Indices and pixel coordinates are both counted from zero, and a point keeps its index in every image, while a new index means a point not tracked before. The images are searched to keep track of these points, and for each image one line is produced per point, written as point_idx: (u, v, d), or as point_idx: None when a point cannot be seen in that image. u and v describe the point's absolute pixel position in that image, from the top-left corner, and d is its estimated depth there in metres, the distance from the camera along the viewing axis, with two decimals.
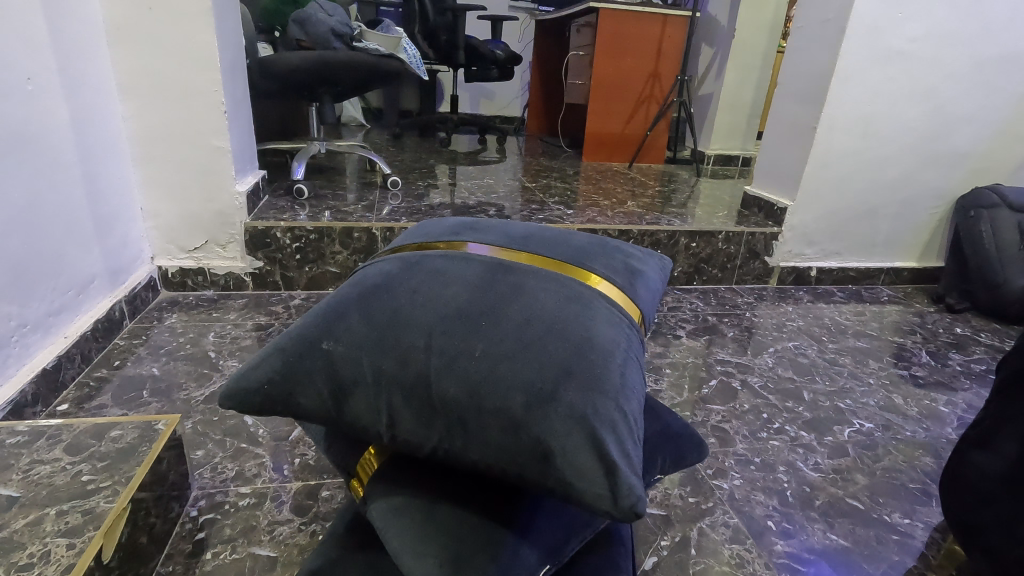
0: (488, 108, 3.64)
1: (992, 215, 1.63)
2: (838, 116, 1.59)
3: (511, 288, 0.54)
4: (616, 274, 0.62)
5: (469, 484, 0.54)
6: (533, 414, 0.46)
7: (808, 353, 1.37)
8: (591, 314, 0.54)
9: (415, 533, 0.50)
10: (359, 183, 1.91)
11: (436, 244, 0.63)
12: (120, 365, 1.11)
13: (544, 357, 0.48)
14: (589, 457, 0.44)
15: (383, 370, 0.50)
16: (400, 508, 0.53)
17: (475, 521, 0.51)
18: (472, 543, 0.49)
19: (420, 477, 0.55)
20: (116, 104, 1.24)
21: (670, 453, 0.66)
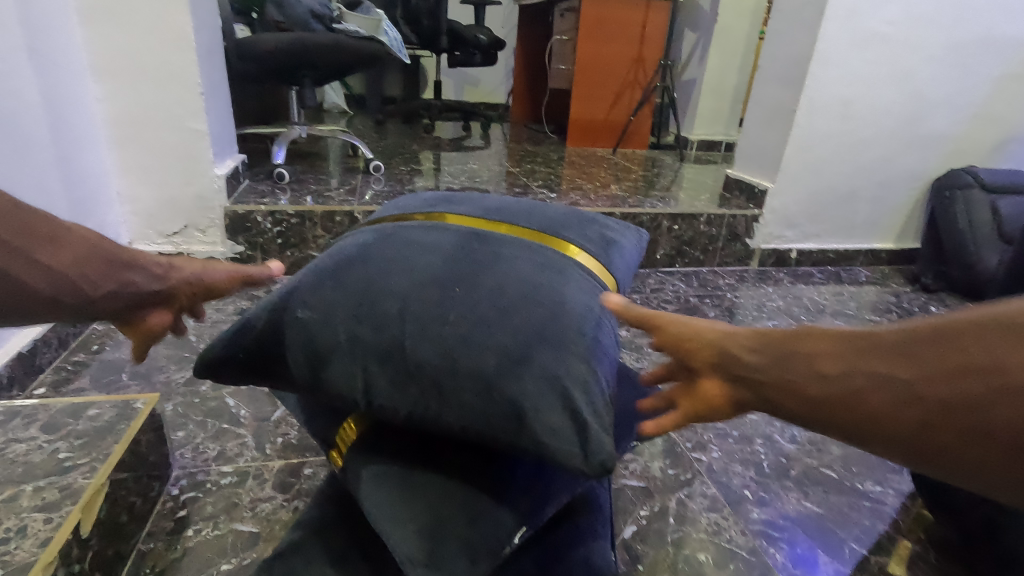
0: (472, 94, 3.62)
1: (967, 195, 1.65)
2: (817, 99, 1.60)
3: (487, 256, 0.55)
4: (592, 245, 0.62)
5: (447, 449, 0.55)
6: (506, 377, 0.47)
7: (787, 331, 1.40)
8: (566, 281, 0.54)
9: (395, 499, 0.51)
10: (341, 168, 1.89)
11: (413, 216, 0.62)
12: (99, 349, 1.10)
13: (518, 322, 0.49)
14: (561, 417, 0.46)
15: (359, 337, 0.50)
16: (380, 474, 0.53)
17: (454, 484, 0.52)
18: (452, 505, 0.50)
19: (400, 442, 0.56)
20: (89, 86, 1.22)
21: None
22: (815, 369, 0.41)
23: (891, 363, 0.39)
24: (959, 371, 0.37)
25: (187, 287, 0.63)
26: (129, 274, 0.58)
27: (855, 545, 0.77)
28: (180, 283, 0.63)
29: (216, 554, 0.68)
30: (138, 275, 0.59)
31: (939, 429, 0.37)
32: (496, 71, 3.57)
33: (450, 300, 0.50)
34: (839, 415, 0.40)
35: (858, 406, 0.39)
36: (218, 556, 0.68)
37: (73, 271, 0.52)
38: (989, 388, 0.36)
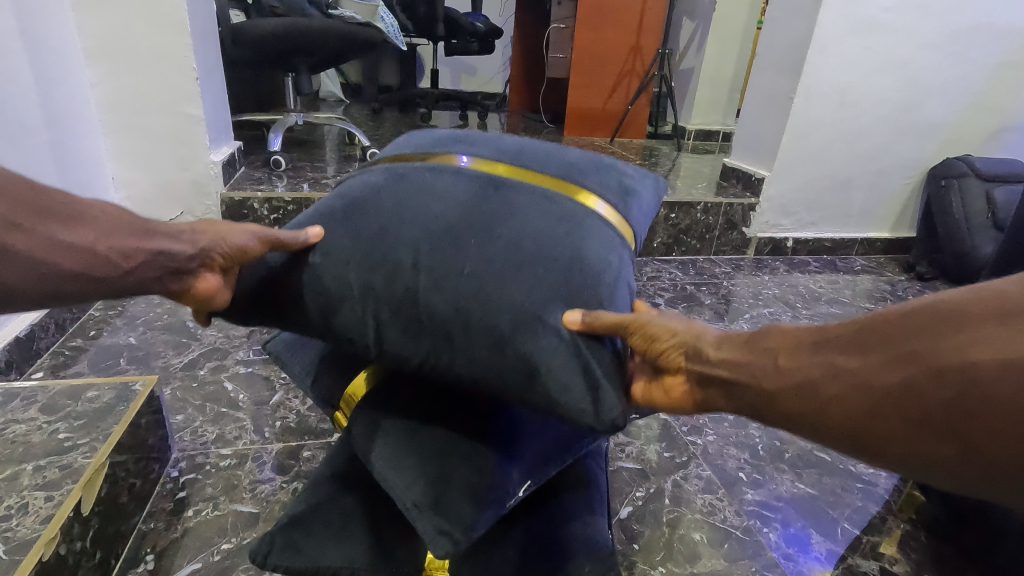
0: (469, 83, 3.60)
1: (962, 183, 1.66)
2: (815, 86, 1.60)
3: (501, 206, 0.54)
4: (609, 193, 0.62)
5: (453, 407, 0.55)
6: (519, 334, 0.48)
7: (782, 319, 1.41)
8: (583, 233, 0.54)
9: (405, 448, 0.52)
10: (338, 156, 1.89)
11: (415, 155, 0.62)
12: (96, 335, 1.10)
13: (535, 276, 0.49)
14: (575, 373, 0.47)
15: (371, 285, 0.51)
16: (386, 426, 0.54)
17: (462, 435, 0.52)
18: (459, 454, 0.51)
19: (408, 397, 0.56)
20: (83, 70, 1.21)
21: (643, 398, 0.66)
22: (771, 361, 0.45)
23: (842, 352, 0.41)
24: (900, 357, 0.38)
25: (221, 247, 0.53)
26: (154, 240, 0.52)
27: (847, 525, 0.78)
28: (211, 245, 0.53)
29: (216, 534, 0.69)
30: (163, 240, 0.52)
31: (874, 415, 0.38)
32: (493, 59, 3.54)
33: (465, 249, 0.51)
34: (781, 399, 0.43)
35: (798, 392, 0.42)
36: (218, 536, 0.69)
37: (87, 245, 0.48)
38: (910, 374, 0.37)
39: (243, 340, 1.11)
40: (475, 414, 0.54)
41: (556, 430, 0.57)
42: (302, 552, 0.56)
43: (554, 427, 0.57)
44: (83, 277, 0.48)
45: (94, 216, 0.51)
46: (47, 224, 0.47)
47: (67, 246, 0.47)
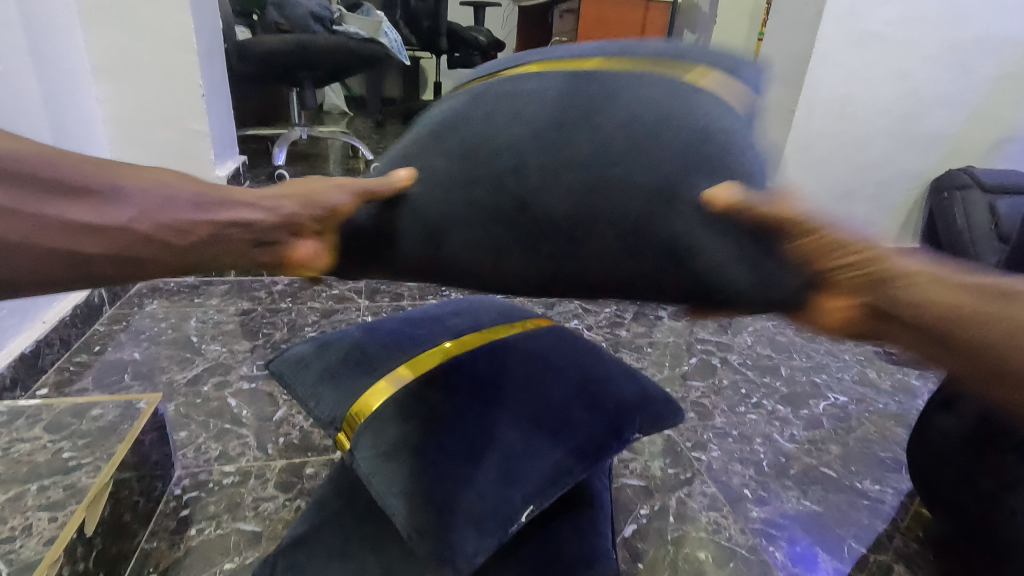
0: None
1: (965, 196, 1.65)
2: (814, 97, 1.62)
3: (607, 90, 0.46)
4: (722, 60, 0.52)
5: (452, 431, 0.55)
6: (663, 218, 0.43)
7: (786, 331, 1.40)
8: (706, 105, 0.46)
9: (405, 475, 0.53)
10: (342, 170, 1.90)
11: (484, 74, 0.52)
12: (101, 350, 1.10)
13: (670, 160, 0.43)
14: (753, 258, 0.41)
15: (479, 202, 0.45)
16: (387, 451, 0.54)
17: (463, 462, 0.53)
18: (459, 482, 0.52)
19: (410, 417, 0.56)
20: (90, 88, 1.22)
21: (648, 414, 0.63)
22: (994, 293, 0.35)
23: None
24: None
25: (317, 211, 0.46)
26: (223, 210, 0.41)
27: (854, 543, 0.78)
28: (301, 213, 0.45)
29: (219, 554, 0.69)
30: (240, 210, 0.42)
31: None
32: (496, 72, 3.57)
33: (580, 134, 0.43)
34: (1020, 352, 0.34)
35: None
36: (221, 555, 0.68)
37: (131, 225, 0.37)
38: None
39: (247, 355, 1.11)
40: (476, 439, 0.55)
41: (562, 447, 0.56)
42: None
43: (560, 443, 0.56)
44: (137, 260, 0.37)
45: (128, 190, 0.38)
46: (73, 206, 0.35)
47: (90, 230, 0.35)
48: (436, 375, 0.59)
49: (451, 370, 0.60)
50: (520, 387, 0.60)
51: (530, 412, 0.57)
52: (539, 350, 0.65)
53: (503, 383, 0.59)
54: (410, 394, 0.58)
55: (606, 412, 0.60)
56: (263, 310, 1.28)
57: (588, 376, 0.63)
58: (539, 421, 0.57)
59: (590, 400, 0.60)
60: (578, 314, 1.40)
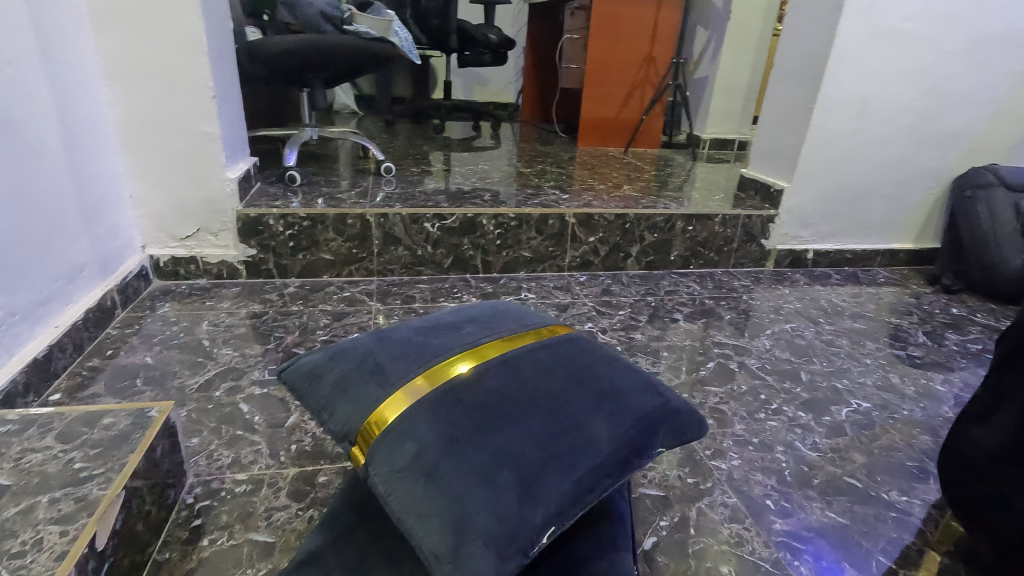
0: (482, 94, 3.61)
1: (988, 195, 1.61)
2: (834, 96, 1.57)
3: None
4: None
5: (471, 449, 0.53)
6: None
7: (805, 334, 1.37)
8: None
9: (421, 494, 0.51)
10: (352, 170, 1.89)
11: None
12: (113, 355, 1.10)
13: None
14: None
15: None
16: (403, 468, 0.53)
17: (481, 481, 0.51)
18: (477, 501, 0.50)
19: (427, 433, 0.54)
20: (102, 91, 1.22)
21: (670, 426, 0.61)
22: None
23: None
24: None
25: None
26: None
27: (882, 557, 0.75)
28: None
29: (232, 566, 0.67)
30: None
31: None
32: (505, 70, 3.55)
33: None
34: None
35: None
36: (234, 567, 0.67)
37: None
38: None
39: (258, 359, 1.11)
40: (494, 456, 0.53)
41: (583, 465, 0.54)
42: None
43: (581, 459, 0.54)
44: None
45: None
46: None
47: None
48: (452, 388, 0.58)
49: (467, 382, 0.59)
50: (536, 402, 0.58)
51: (548, 428, 0.56)
52: (557, 361, 0.63)
53: (520, 398, 0.58)
54: (426, 407, 0.56)
55: (627, 426, 0.58)
56: (275, 314, 1.28)
57: (607, 390, 0.61)
58: (558, 436, 0.55)
59: (610, 414, 0.58)
60: (592, 317, 1.38)
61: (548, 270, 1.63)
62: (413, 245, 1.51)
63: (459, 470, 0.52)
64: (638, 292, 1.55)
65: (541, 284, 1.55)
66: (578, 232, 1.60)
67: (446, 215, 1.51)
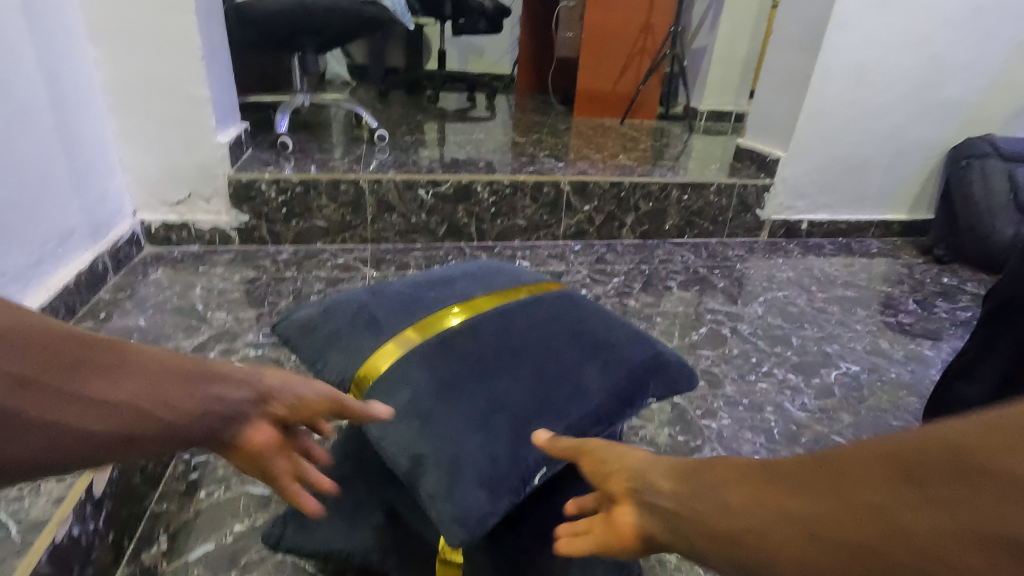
0: (477, 65, 3.53)
1: (983, 164, 1.61)
2: (832, 64, 1.56)
3: None
4: None
5: (465, 395, 0.54)
6: None
7: (797, 302, 1.38)
8: None
9: (415, 437, 0.52)
10: (345, 138, 1.86)
11: None
12: (106, 318, 1.09)
13: None
14: None
15: None
16: (397, 413, 0.53)
17: (475, 425, 0.52)
18: (471, 444, 0.51)
19: (420, 381, 0.55)
20: (88, 51, 1.19)
21: (661, 379, 0.62)
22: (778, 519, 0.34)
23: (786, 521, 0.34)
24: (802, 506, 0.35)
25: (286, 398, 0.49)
26: (214, 386, 0.44)
27: None
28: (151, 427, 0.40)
29: (229, 516, 0.69)
30: (223, 386, 0.45)
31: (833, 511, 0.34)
32: (501, 40, 3.47)
33: None
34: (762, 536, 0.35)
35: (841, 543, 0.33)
36: (230, 517, 0.69)
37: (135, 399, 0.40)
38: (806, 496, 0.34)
39: (252, 323, 1.11)
40: (488, 402, 0.54)
41: (574, 412, 0.55)
42: (330, 541, 0.58)
43: (574, 406, 0.55)
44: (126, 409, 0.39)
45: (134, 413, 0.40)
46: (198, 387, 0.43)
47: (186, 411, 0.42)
48: (447, 338, 0.58)
49: (460, 333, 0.59)
50: (531, 351, 0.58)
51: (542, 376, 0.56)
52: (549, 315, 0.64)
53: (515, 347, 0.58)
54: (418, 356, 0.57)
55: (619, 376, 0.59)
56: (269, 279, 1.27)
57: (599, 342, 0.61)
58: (552, 384, 0.56)
59: (602, 364, 0.59)
60: (586, 284, 1.38)
61: (542, 239, 1.62)
62: (407, 212, 1.50)
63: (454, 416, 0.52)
64: (632, 261, 1.55)
65: (536, 253, 1.55)
66: (573, 200, 1.59)
67: (441, 182, 1.49)
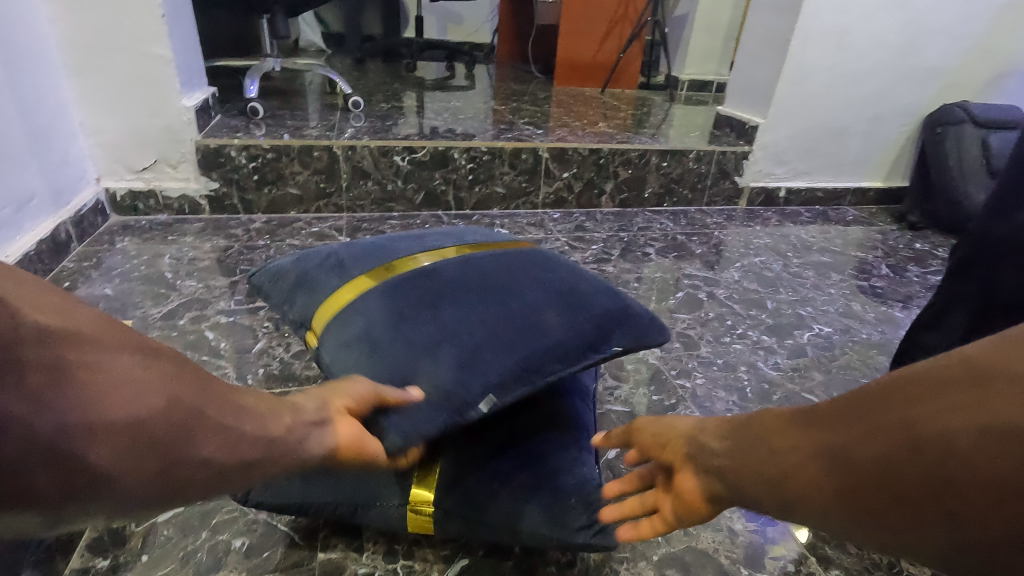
0: (455, 34, 3.44)
1: (958, 130, 1.63)
2: (812, 28, 1.55)
3: None
4: None
5: (418, 327, 0.55)
6: None
7: (773, 267, 1.40)
8: None
9: (364, 363, 0.54)
10: (319, 105, 1.81)
11: None
12: (71, 287, 1.07)
13: None
14: None
15: None
16: (350, 340, 0.55)
17: (423, 353, 0.53)
18: (419, 370, 0.52)
19: (376, 312, 0.56)
20: (40, 6, 1.13)
21: (630, 329, 0.61)
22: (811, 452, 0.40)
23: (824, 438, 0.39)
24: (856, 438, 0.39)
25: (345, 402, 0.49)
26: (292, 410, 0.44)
27: None
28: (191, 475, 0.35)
29: None
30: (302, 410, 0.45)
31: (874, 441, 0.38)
32: (480, 7, 3.39)
33: None
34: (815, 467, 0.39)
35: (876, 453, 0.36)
36: None
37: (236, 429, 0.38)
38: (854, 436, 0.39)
39: (224, 290, 1.09)
40: (439, 331, 0.55)
41: (528, 350, 0.54)
42: (302, 489, 0.58)
43: (529, 342, 0.55)
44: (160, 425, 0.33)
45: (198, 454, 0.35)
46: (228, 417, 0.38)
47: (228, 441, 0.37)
48: (410, 278, 0.59)
49: (421, 275, 0.60)
50: (491, 292, 0.59)
51: (499, 314, 0.57)
52: (519, 265, 0.63)
53: (476, 288, 0.59)
54: (377, 291, 0.58)
55: (583, 321, 0.58)
56: (240, 247, 1.24)
57: (567, 291, 0.61)
58: (509, 324, 0.56)
59: (566, 309, 0.59)
60: (564, 251, 1.38)
61: (521, 207, 1.61)
62: (383, 179, 1.47)
63: (404, 342, 0.54)
64: (611, 228, 1.55)
65: (514, 221, 1.53)
66: (552, 167, 1.58)
67: (417, 148, 1.46)
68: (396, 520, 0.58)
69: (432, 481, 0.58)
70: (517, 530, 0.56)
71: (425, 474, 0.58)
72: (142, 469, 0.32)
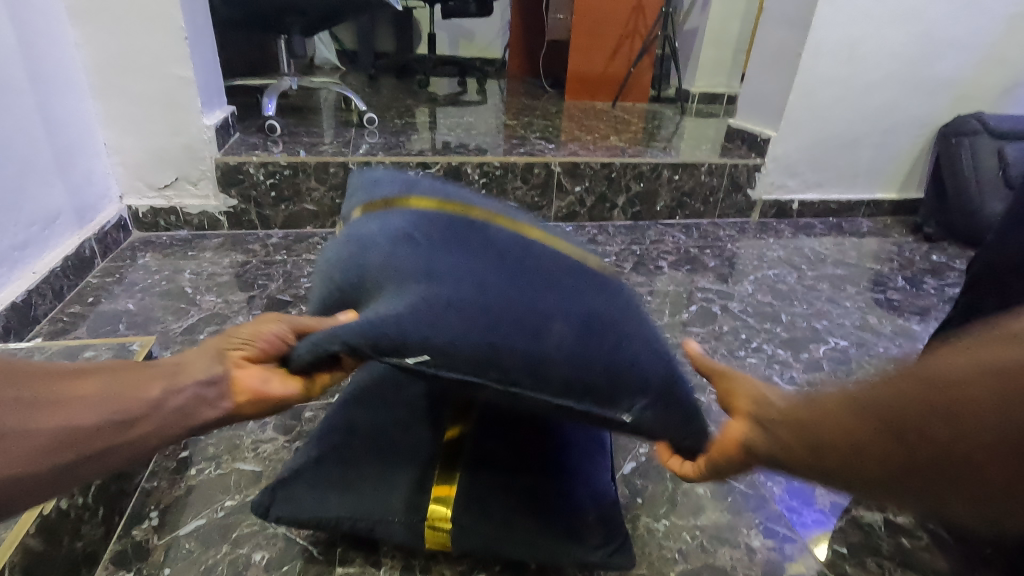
0: (467, 50, 3.49)
1: (972, 141, 1.62)
2: (824, 40, 1.55)
3: None
4: None
5: (406, 257, 0.54)
6: None
7: (787, 280, 1.39)
8: None
9: (353, 259, 0.57)
10: (335, 122, 1.84)
11: None
12: (95, 302, 1.09)
13: None
14: None
15: None
16: (361, 234, 0.60)
17: (396, 282, 0.53)
18: (385, 294, 0.52)
19: (389, 227, 0.58)
20: (68, 31, 1.17)
21: (661, 398, 0.51)
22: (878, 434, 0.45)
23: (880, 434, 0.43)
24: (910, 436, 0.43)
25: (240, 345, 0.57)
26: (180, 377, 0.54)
27: None
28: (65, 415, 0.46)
29: (219, 492, 0.69)
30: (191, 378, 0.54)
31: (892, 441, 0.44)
32: (491, 23, 3.44)
33: None
34: None
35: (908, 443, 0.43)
36: (221, 493, 0.69)
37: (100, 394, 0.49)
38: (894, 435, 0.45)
39: (243, 305, 1.11)
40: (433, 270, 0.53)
41: (502, 334, 0.49)
42: (320, 505, 0.58)
43: (518, 335, 0.49)
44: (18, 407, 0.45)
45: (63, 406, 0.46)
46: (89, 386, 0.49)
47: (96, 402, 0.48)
48: (451, 224, 0.58)
49: (456, 223, 0.59)
50: (523, 275, 0.54)
51: (498, 294, 0.51)
52: (562, 276, 0.56)
53: (507, 263, 0.55)
54: (409, 211, 0.60)
55: (601, 344, 0.50)
56: (258, 263, 1.27)
57: (612, 320, 0.53)
58: (509, 311, 0.50)
59: (587, 325, 0.51)
60: None
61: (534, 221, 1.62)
62: None
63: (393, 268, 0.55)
64: (623, 241, 1.55)
65: None
66: (564, 182, 1.59)
67: (431, 164, 1.48)
68: (414, 539, 0.58)
69: (448, 501, 0.58)
70: (537, 550, 0.57)
71: (441, 493, 0.58)
72: (27, 426, 0.43)
